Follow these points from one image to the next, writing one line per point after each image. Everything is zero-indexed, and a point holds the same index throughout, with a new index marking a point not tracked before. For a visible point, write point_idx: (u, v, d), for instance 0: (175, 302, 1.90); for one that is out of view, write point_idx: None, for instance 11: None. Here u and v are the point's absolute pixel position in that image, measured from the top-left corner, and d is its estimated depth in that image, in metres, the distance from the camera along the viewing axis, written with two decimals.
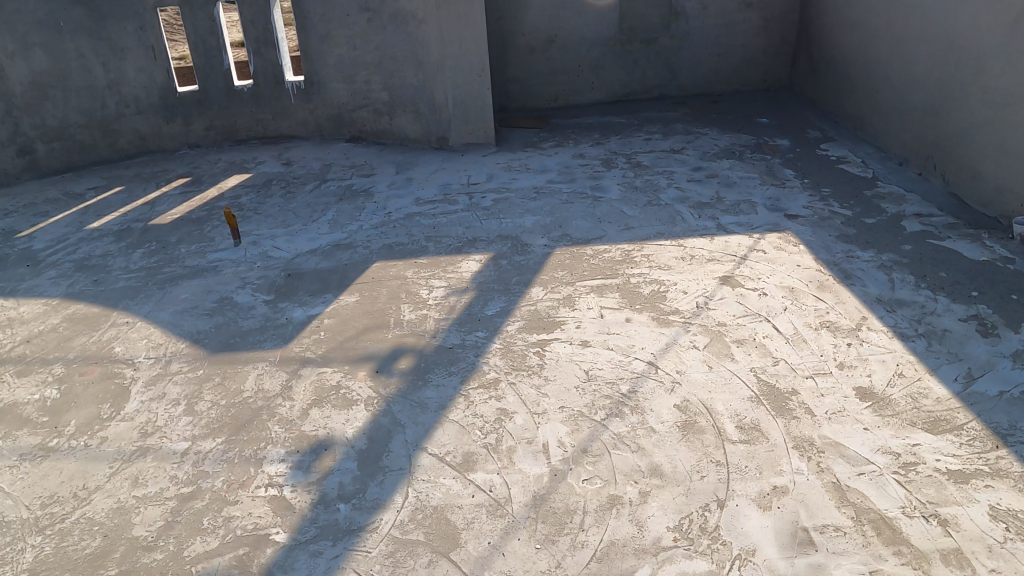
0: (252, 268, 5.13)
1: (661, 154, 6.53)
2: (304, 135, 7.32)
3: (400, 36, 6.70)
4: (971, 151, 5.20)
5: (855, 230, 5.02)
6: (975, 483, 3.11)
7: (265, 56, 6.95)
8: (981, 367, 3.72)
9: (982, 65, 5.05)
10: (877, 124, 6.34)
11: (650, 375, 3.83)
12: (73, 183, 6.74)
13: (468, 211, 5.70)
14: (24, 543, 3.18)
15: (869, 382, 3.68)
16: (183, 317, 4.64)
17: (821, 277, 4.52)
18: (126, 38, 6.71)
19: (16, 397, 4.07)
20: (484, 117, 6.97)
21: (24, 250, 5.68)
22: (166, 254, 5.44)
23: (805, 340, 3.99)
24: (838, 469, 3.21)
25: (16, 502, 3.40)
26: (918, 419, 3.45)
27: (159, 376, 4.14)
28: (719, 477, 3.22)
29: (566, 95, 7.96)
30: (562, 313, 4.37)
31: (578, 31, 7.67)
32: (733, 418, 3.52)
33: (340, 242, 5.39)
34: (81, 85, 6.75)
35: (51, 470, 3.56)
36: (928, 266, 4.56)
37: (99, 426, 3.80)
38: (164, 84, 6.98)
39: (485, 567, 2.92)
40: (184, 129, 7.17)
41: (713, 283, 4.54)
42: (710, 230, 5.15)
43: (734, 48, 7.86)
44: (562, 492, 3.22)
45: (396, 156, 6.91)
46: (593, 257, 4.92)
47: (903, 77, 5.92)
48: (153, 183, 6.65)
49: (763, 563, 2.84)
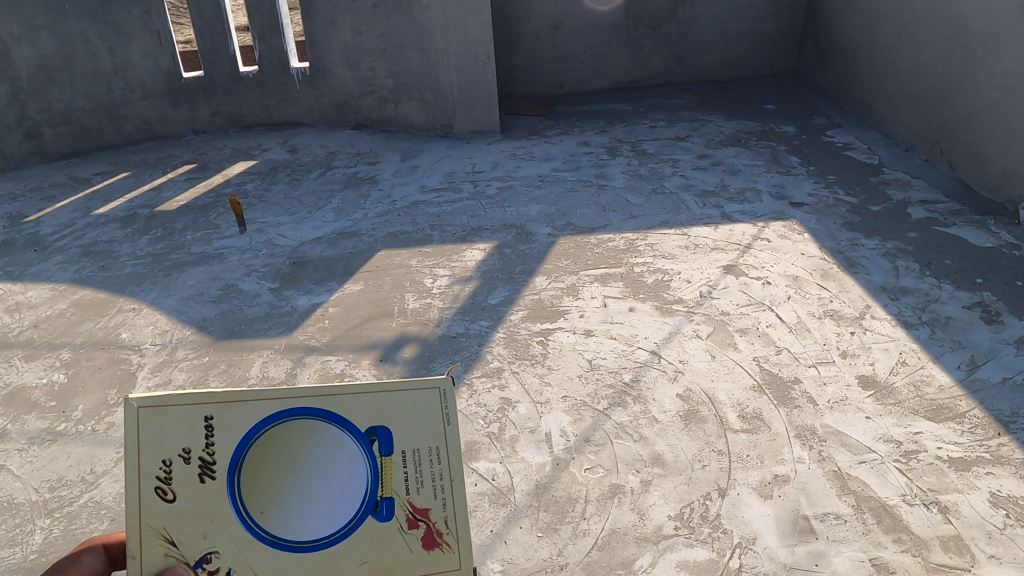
0: (258, 256, 5.15)
1: (666, 141, 6.51)
2: (310, 122, 7.33)
3: (405, 23, 6.68)
4: (979, 136, 5.17)
5: (860, 218, 5.00)
6: (976, 471, 3.11)
7: (270, 42, 6.95)
8: (985, 355, 3.72)
9: (991, 48, 5.01)
10: (884, 110, 6.31)
11: (653, 364, 3.83)
12: (80, 168, 6.77)
13: (473, 199, 5.70)
14: (33, 525, 3.21)
15: (872, 370, 3.67)
16: (190, 304, 4.66)
17: (825, 265, 4.51)
18: (131, 23, 6.71)
19: (25, 382, 4.10)
20: (489, 105, 6.95)
21: (32, 234, 5.71)
22: (172, 240, 5.46)
23: (808, 329, 3.99)
24: (840, 457, 3.21)
25: (26, 485, 3.43)
26: (920, 407, 3.44)
27: (165, 362, 4.16)
28: (720, 466, 3.22)
29: (572, 82, 7.95)
30: (566, 302, 4.37)
31: (584, 17, 7.64)
32: (736, 407, 3.52)
33: (345, 229, 5.40)
34: (87, 69, 6.76)
35: (59, 453, 3.59)
36: (933, 253, 4.54)
37: (107, 411, 3.83)
38: (169, 70, 6.98)
39: (487, 554, 2.93)
40: (189, 115, 7.19)
41: (717, 272, 4.53)
42: (715, 219, 5.14)
43: (741, 34, 7.81)
44: (564, 480, 3.22)
45: (401, 144, 6.91)
46: (597, 246, 4.92)
47: (911, 62, 5.88)
48: (159, 168, 6.67)
49: (763, 550, 2.85)
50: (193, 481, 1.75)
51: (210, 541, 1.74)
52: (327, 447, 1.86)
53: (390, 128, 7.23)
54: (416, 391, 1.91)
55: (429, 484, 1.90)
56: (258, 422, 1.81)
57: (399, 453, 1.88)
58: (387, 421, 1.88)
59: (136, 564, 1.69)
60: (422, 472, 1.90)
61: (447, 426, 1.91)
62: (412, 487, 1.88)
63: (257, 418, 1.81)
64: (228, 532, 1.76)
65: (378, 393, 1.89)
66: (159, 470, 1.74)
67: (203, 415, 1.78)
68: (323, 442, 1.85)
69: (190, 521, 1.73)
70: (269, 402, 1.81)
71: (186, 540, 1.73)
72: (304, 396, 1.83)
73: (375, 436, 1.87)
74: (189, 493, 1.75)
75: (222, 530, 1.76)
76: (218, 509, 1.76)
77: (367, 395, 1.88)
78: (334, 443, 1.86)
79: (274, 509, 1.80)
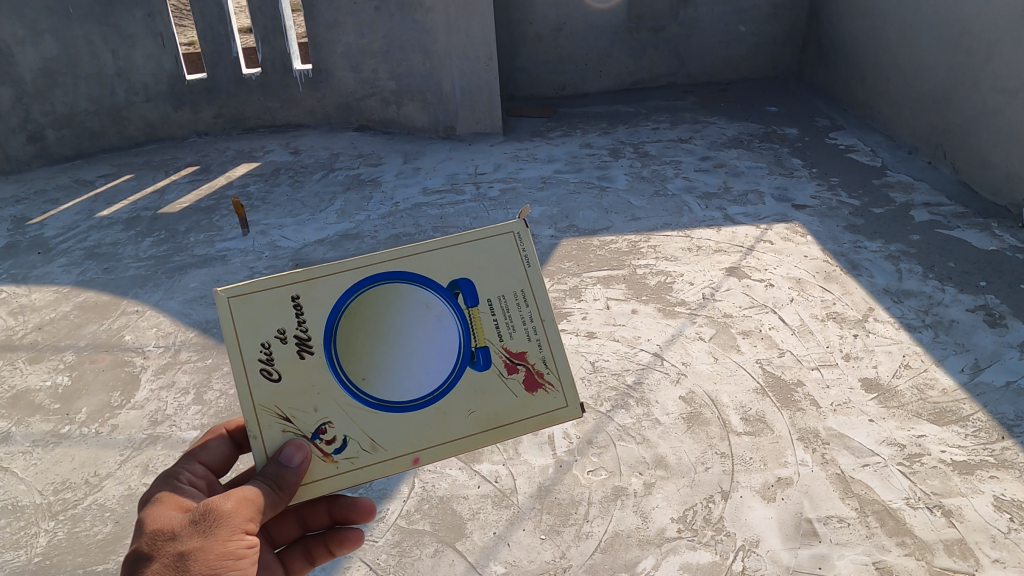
0: (261, 257, 5.15)
1: (669, 143, 6.51)
2: (312, 124, 7.34)
3: (407, 25, 6.68)
4: (982, 138, 5.16)
5: (863, 220, 5.00)
6: (980, 474, 3.10)
7: (273, 45, 6.95)
8: (988, 358, 3.71)
9: (995, 50, 5.00)
10: (887, 111, 6.30)
11: (656, 367, 3.83)
12: (84, 170, 6.78)
13: (475, 201, 5.71)
14: (37, 528, 3.22)
15: (875, 373, 3.67)
16: (193, 306, 4.67)
17: (828, 268, 4.51)
18: (135, 25, 6.71)
19: (29, 384, 4.10)
20: (492, 106, 6.94)
21: (35, 236, 5.72)
22: (175, 242, 5.46)
23: (811, 332, 3.98)
24: (843, 460, 3.21)
25: (30, 487, 3.43)
26: (923, 410, 3.44)
27: (168, 364, 4.16)
28: (723, 469, 3.22)
29: (574, 83, 7.95)
30: (568, 304, 4.37)
31: (587, 19, 7.64)
32: (739, 410, 3.52)
33: (348, 231, 5.41)
34: (90, 71, 6.77)
35: (63, 456, 3.59)
36: (936, 256, 4.54)
37: (110, 414, 3.83)
38: (173, 72, 6.99)
39: (490, 556, 2.94)
40: (192, 117, 7.20)
41: (719, 275, 4.53)
42: (717, 221, 5.13)
43: (744, 36, 7.80)
44: (567, 483, 3.22)
45: (403, 146, 6.91)
46: (599, 248, 4.92)
47: (914, 63, 5.87)
48: (162, 170, 6.68)
49: (767, 553, 2.84)
50: (293, 359, 1.62)
51: (321, 413, 1.60)
52: (408, 306, 1.70)
53: (393, 130, 7.23)
54: (490, 238, 1.75)
55: (524, 328, 1.70)
56: (344, 292, 1.67)
57: (486, 301, 1.71)
58: (470, 272, 1.71)
59: (255, 443, 1.57)
60: (513, 317, 1.71)
61: (529, 269, 1.74)
62: (506, 333, 1.69)
63: (340, 290, 1.67)
64: (336, 401, 1.61)
65: (452, 245, 1.72)
66: (260, 352, 1.62)
67: (289, 295, 1.65)
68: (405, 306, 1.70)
69: (301, 396, 1.61)
70: (347, 272, 1.67)
71: (299, 415, 1.60)
72: (381, 259, 1.69)
73: (458, 289, 1.70)
74: (292, 370, 1.62)
75: (332, 402, 1.61)
76: (323, 381, 1.62)
77: (441, 249, 1.72)
78: (421, 302, 1.70)
79: (377, 373, 1.65)
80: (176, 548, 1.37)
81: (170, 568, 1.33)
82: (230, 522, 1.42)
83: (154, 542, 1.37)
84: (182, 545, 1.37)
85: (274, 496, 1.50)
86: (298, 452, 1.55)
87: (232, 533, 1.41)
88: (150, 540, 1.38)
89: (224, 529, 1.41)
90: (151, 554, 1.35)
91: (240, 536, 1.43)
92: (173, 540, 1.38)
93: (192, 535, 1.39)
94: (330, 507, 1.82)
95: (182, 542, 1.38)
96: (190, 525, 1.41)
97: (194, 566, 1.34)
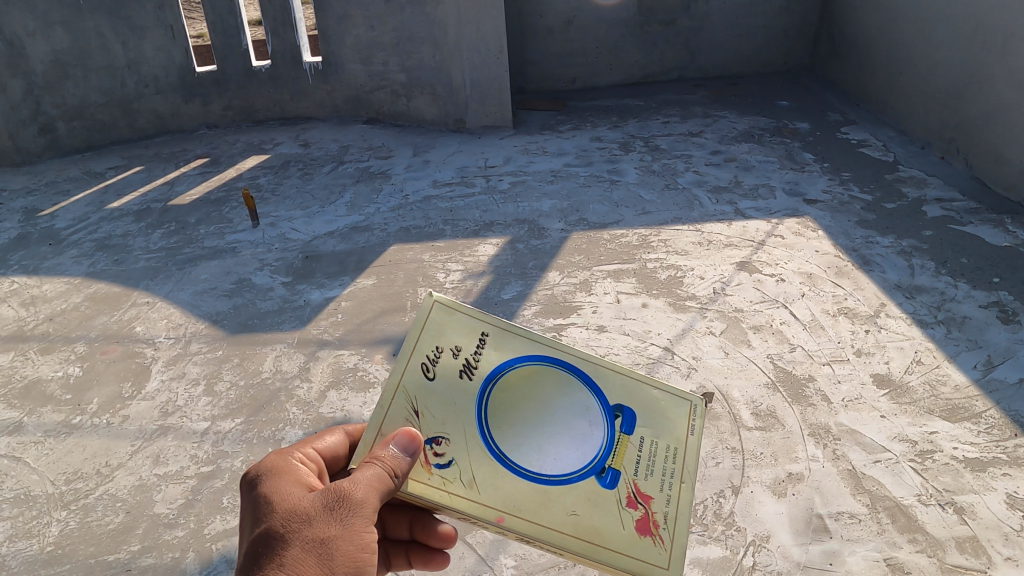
0: (271, 250, 5.15)
1: (679, 136, 6.50)
2: (322, 117, 7.35)
3: (417, 18, 6.65)
4: (996, 133, 5.13)
5: (875, 215, 4.98)
6: (992, 471, 3.09)
7: (283, 37, 6.94)
8: (1002, 354, 3.69)
9: (1009, 45, 4.97)
10: (899, 106, 6.27)
11: (666, 360, 3.82)
12: (94, 162, 6.80)
13: (485, 194, 5.70)
14: (50, 517, 3.23)
15: (887, 369, 3.66)
16: (203, 297, 4.68)
17: (840, 262, 4.50)
18: (144, 17, 6.71)
19: (40, 375, 4.12)
20: (502, 100, 6.88)
21: (46, 228, 5.74)
22: (185, 234, 5.47)
23: (822, 326, 3.98)
24: (854, 456, 3.20)
25: (42, 477, 3.45)
26: (935, 407, 3.43)
27: (179, 356, 4.18)
28: (734, 463, 3.21)
29: (584, 77, 7.95)
30: (579, 298, 4.36)
31: (597, 11, 7.62)
32: (749, 404, 3.52)
33: (358, 224, 5.40)
34: (101, 64, 6.78)
35: (75, 446, 3.61)
36: (949, 251, 4.52)
37: (121, 405, 3.84)
38: (183, 64, 6.99)
39: (500, 550, 2.94)
40: (202, 109, 7.23)
41: (730, 269, 4.52)
42: (729, 215, 5.12)
43: (756, 29, 7.76)
44: None
45: (414, 139, 6.90)
46: (610, 241, 4.91)
47: (928, 57, 5.84)
48: (172, 163, 6.69)
49: (778, 549, 2.83)
50: (454, 374, 1.59)
51: (445, 427, 1.53)
52: (587, 412, 1.66)
53: (403, 123, 7.23)
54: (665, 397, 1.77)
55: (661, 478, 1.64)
56: (527, 358, 1.68)
57: (638, 436, 1.67)
58: (635, 406, 1.71)
59: (378, 413, 1.52)
60: (657, 463, 1.65)
61: (693, 435, 1.73)
62: (643, 473, 1.63)
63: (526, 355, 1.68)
64: (464, 428, 1.55)
65: (637, 384, 1.76)
66: (430, 352, 1.60)
67: (481, 331, 1.67)
68: (618, 437, 1.65)
69: (534, 505, 1.50)
70: (537, 345, 1.70)
71: (428, 413, 1.54)
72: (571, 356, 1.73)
73: (620, 412, 1.69)
74: (447, 379, 1.58)
75: (572, 530, 1.49)
76: (464, 402, 1.57)
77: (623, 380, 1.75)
78: (581, 406, 1.67)
79: (520, 437, 1.58)
80: (315, 536, 1.41)
81: (311, 555, 1.38)
82: (365, 508, 1.45)
83: (289, 527, 1.42)
84: (319, 533, 1.41)
85: (392, 481, 1.44)
86: (415, 444, 1.46)
87: (366, 521, 1.45)
88: (285, 524, 1.42)
89: (356, 512, 1.45)
90: (290, 538, 1.40)
91: (370, 529, 1.46)
92: (310, 525, 1.42)
93: (327, 521, 1.44)
94: (411, 522, 1.84)
95: (322, 529, 1.42)
96: (325, 511, 1.44)
97: (338, 556, 1.40)
